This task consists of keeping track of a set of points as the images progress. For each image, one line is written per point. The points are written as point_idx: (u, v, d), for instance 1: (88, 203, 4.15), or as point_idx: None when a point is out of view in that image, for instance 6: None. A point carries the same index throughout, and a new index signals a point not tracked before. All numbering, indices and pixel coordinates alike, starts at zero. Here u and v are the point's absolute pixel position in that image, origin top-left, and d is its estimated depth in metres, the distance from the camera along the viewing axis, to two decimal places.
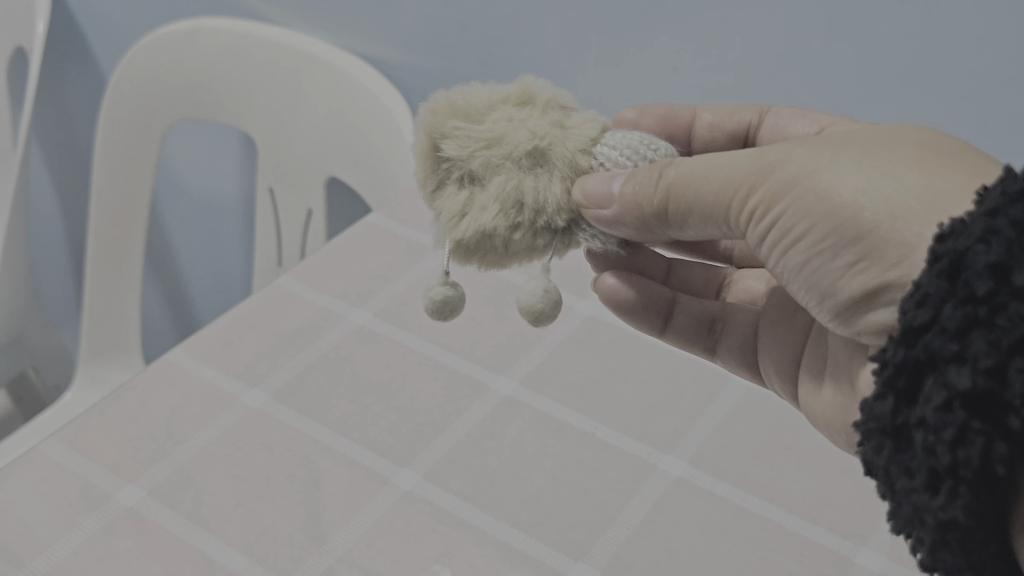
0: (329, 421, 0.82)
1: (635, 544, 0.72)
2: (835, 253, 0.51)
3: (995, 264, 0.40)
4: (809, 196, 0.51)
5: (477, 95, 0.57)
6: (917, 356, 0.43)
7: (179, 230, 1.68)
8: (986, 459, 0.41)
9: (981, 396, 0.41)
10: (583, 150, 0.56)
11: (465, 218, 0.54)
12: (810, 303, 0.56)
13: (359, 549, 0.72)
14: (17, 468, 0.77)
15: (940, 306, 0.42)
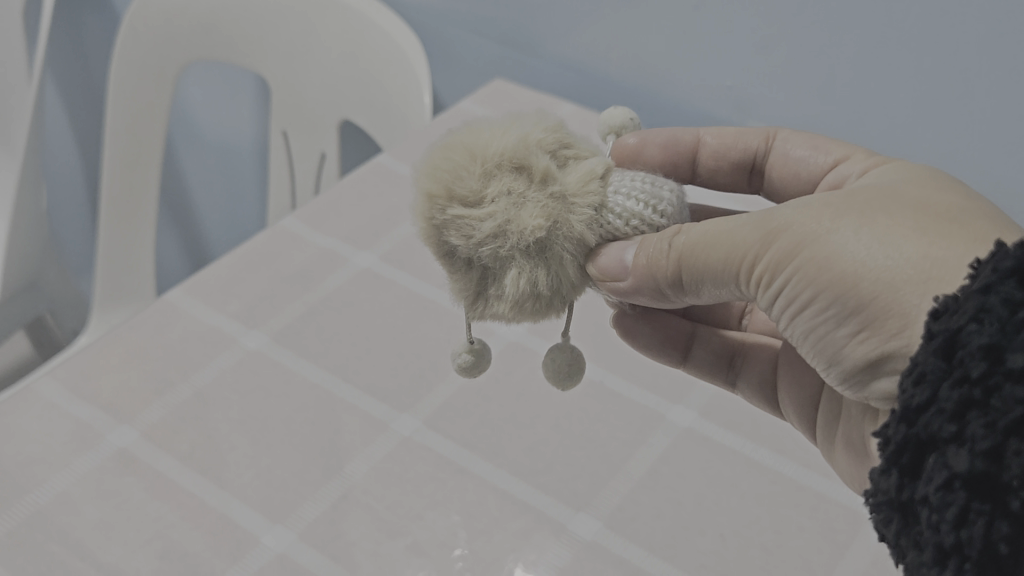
0: (329, 364, 0.80)
1: (640, 495, 0.69)
2: (838, 323, 0.47)
3: (988, 344, 0.36)
4: (809, 266, 0.47)
5: (474, 160, 0.49)
6: (918, 434, 0.39)
7: (196, 174, 1.66)
8: (989, 540, 0.36)
9: (981, 478, 0.37)
10: (594, 215, 0.50)
11: (481, 302, 0.51)
12: (818, 365, 0.52)
13: (355, 495, 0.70)
14: (11, 406, 0.76)
15: (937, 385, 0.38)
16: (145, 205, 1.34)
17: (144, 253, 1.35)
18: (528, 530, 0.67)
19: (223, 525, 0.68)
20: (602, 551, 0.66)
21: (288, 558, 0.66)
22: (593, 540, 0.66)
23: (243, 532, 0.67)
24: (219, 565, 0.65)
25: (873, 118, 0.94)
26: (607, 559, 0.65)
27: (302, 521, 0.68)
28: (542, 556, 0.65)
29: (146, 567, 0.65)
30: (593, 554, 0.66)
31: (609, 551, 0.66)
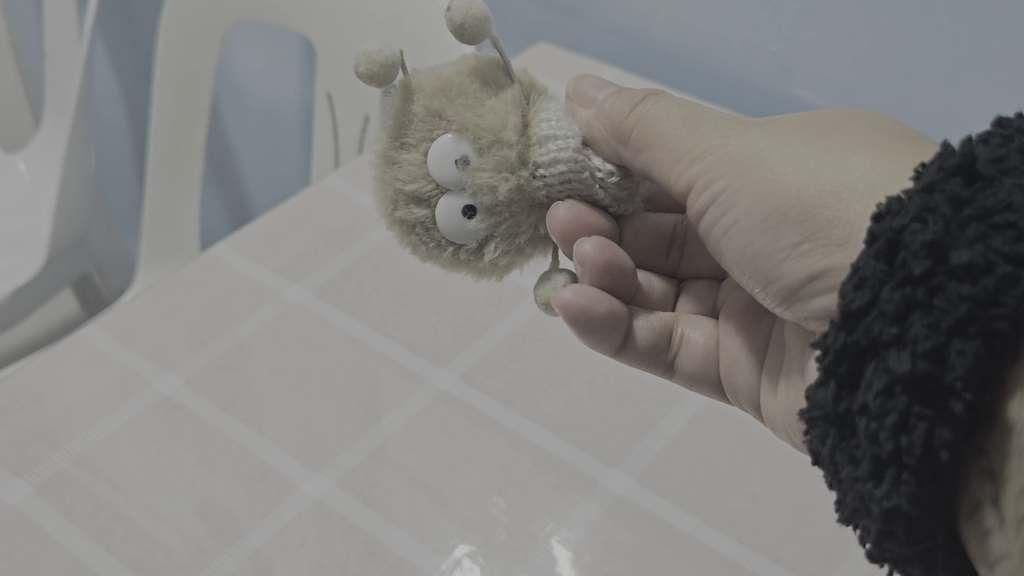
0: (368, 318, 0.81)
1: (672, 453, 0.70)
2: (780, 234, 0.49)
3: (932, 241, 0.37)
4: (755, 174, 0.50)
5: None
6: (858, 339, 0.40)
7: (243, 133, 1.68)
8: (928, 444, 0.37)
9: (923, 380, 0.37)
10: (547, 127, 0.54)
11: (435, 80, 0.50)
12: (754, 287, 0.53)
13: (392, 446, 0.71)
14: (61, 352, 0.78)
15: (879, 289, 0.39)
16: (191, 162, 1.36)
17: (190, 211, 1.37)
18: (560, 483, 0.68)
19: (263, 471, 0.69)
20: (633, 506, 0.67)
21: (326, 505, 0.67)
22: (625, 495, 0.67)
23: (282, 478, 0.69)
24: (259, 510, 0.67)
25: (920, 87, 0.93)
26: (637, 514, 0.66)
27: (339, 469, 0.70)
28: (574, 510, 0.67)
29: (188, 510, 0.67)
30: (625, 509, 0.66)
31: (640, 507, 0.67)
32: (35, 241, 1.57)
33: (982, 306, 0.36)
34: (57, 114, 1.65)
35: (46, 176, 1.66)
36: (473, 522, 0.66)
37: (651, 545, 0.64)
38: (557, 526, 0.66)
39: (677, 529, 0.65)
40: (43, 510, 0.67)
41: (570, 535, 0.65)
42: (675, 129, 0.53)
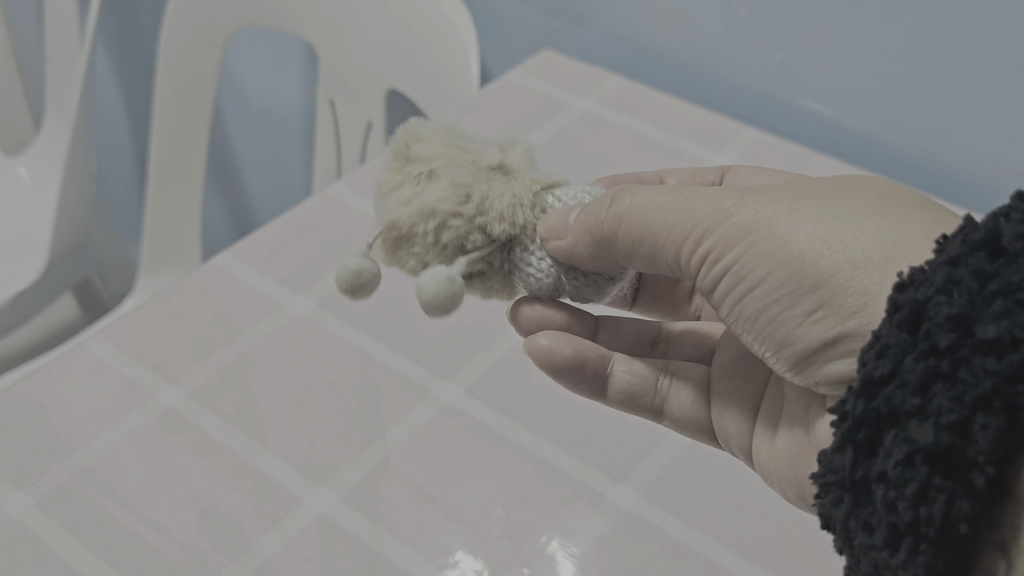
0: (372, 330, 0.80)
1: (679, 468, 0.70)
2: (794, 301, 0.48)
3: (957, 315, 0.37)
4: (766, 241, 0.48)
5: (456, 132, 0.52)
6: (878, 408, 0.39)
7: (244, 139, 1.67)
8: (947, 516, 0.37)
9: (945, 451, 0.37)
10: (541, 188, 0.52)
11: (412, 203, 0.47)
12: (760, 348, 0.52)
13: (396, 459, 0.70)
14: (63, 363, 0.78)
15: (901, 358, 0.39)
16: (192, 168, 1.35)
17: (191, 217, 1.37)
18: (566, 498, 0.68)
19: (267, 485, 0.69)
20: (639, 521, 0.66)
21: (329, 519, 0.67)
22: (631, 510, 0.67)
23: (286, 492, 0.68)
24: (262, 524, 0.66)
25: (926, 97, 0.92)
26: (644, 530, 0.66)
27: (344, 483, 0.69)
28: (580, 524, 0.66)
29: (191, 524, 0.66)
30: (631, 524, 0.66)
31: (647, 522, 0.66)
32: (34, 246, 1.57)
33: (1008, 381, 0.36)
34: (58, 119, 1.65)
35: (46, 180, 1.66)
36: (478, 537, 0.65)
37: (658, 560, 0.64)
38: (554, 536, 0.65)
39: (683, 544, 0.65)
40: (45, 524, 0.67)
41: (575, 549, 0.65)
42: (670, 209, 0.51)
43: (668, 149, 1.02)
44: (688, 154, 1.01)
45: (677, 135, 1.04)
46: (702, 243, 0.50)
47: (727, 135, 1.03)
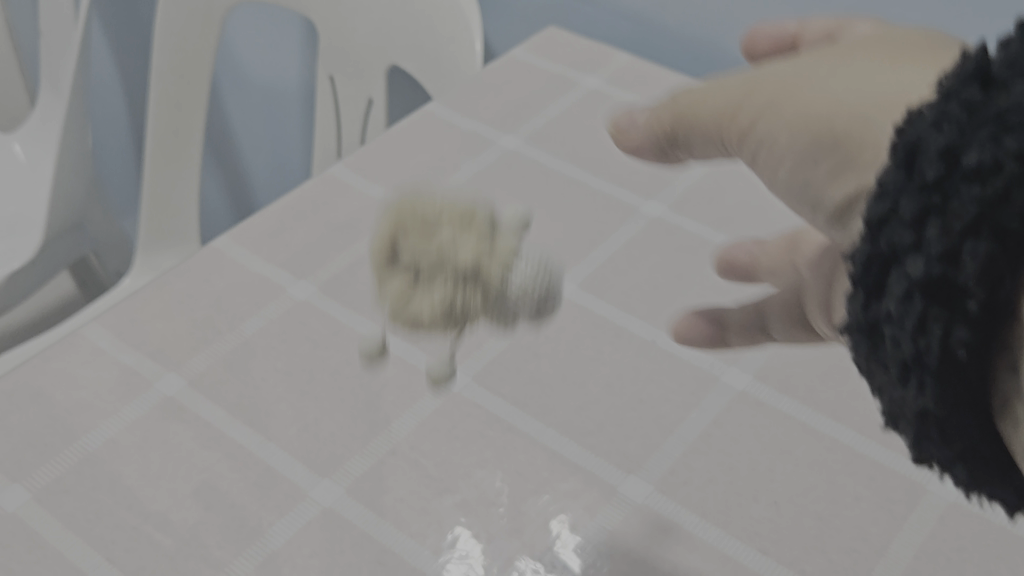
0: (376, 316, 0.78)
1: (692, 459, 0.68)
2: (815, 159, 0.39)
3: (943, 144, 0.32)
4: (779, 94, 0.40)
5: (433, 205, 0.68)
6: (876, 253, 0.35)
7: (244, 116, 1.64)
8: (946, 346, 0.33)
9: (939, 283, 0.33)
10: (505, 265, 0.64)
11: (410, 300, 0.65)
12: (804, 214, 0.43)
13: (402, 451, 0.69)
14: (60, 351, 0.76)
15: (897, 197, 0.34)
16: (189, 152, 1.33)
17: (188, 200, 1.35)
18: (577, 492, 0.66)
19: (270, 477, 0.67)
20: (652, 516, 0.65)
21: (334, 513, 0.65)
22: (643, 504, 0.65)
23: (290, 485, 0.67)
24: (266, 518, 0.65)
25: None
26: (657, 525, 0.64)
27: (349, 475, 0.67)
28: (591, 520, 0.65)
29: (193, 518, 0.65)
30: (644, 519, 0.64)
31: (660, 517, 0.65)
32: (30, 225, 1.55)
33: (995, 205, 0.31)
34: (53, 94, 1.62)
35: (41, 158, 1.63)
36: (488, 532, 0.64)
37: (672, 557, 0.62)
38: (564, 522, 0.64)
39: (697, 540, 0.63)
40: (43, 518, 0.65)
41: (586, 545, 0.63)
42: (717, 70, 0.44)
43: None
44: None
45: None
46: (735, 123, 0.42)
47: None
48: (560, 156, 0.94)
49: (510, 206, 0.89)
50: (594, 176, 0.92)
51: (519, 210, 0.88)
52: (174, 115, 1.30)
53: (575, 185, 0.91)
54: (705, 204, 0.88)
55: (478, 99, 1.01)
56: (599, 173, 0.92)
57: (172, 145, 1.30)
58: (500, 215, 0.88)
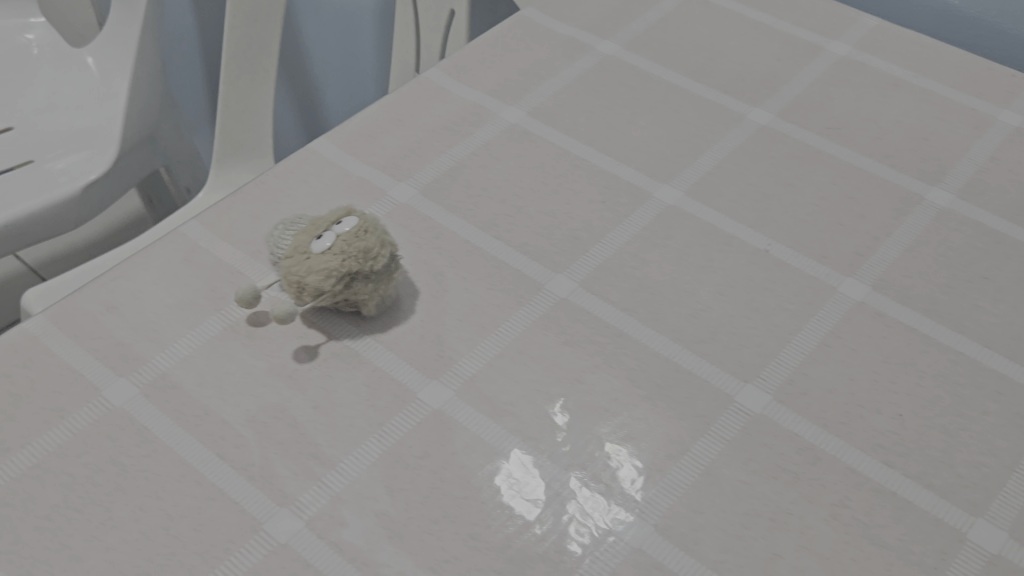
0: (478, 220, 0.77)
1: (811, 368, 0.66)
2: None
3: None
4: None
5: (335, 248, 0.67)
6: None
7: (318, 38, 1.61)
8: None
9: None
10: (319, 286, 0.66)
11: (293, 283, 0.67)
12: None
13: (510, 355, 0.67)
14: (160, 251, 0.75)
15: None
16: (262, 68, 1.30)
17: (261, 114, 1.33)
18: (692, 399, 0.64)
19: (378, 379, 0.66)
20: (770, 426, 0.63)
21: (445, 414, 0.64)
22: (761, 413, 0.63)
23: (399, 386, 0.66)
24: (375, 419, 0.64)
25: None
26: (776, 435, 0.62)
27: (459, 378, 0.66)
28: (709, 428, 0.63)
29: (302, 417, 0.64)
30: (762, 429, 0.62)
31: (778, 427, 0.63)
32: (104, 137, 1.48)
33: None
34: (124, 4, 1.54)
35: (114, 72, 1.56)
36: (602, 438, 0.62)
37: (793, 466, 0.61)
38: (621, 447, 0.62)
39: (818, 451, 0.61)
40: (151, 414, 0.64)
41: (703, 453, 0.61)
42: None
43: (785, 36, 0.93)
44: (805, 43, 0.92)
45: (793, 25, 0.94)
46: None
47: (845, 22, 0.94)
48: (663, 63, 0.90)
49: (611, 111, 0.86)
50: (698, 85, 0.88)
51: (621, 114, 0.85)
52: (252, 24, 1.25)
53: (680, 92, 0.87)
54: (816, 114, 0.84)
55: (573, 2, 0.98)
56: (701, 80, 0.88)
57: (248, 57, 1.27)
58: (601, 119, 0.85)
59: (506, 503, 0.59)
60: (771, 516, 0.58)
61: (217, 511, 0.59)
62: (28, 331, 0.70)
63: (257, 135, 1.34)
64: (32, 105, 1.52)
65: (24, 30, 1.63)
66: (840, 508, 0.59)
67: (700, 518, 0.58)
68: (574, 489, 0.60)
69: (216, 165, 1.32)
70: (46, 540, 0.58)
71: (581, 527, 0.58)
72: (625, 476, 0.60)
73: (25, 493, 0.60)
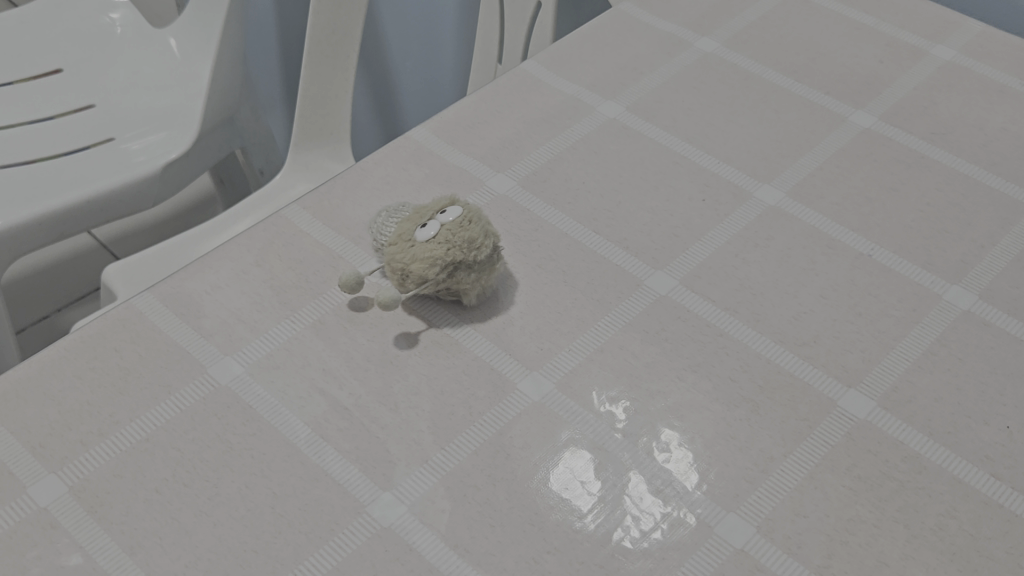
0: (578, 213, 0.77)
1: (916, 376, 0.65)
2: None
3: None
4: None
5: (440, 237, 0.67)
6: None
7: (395, 32, 1.58)
8: None
9: None
10: (424, 274, 0.67)
11: (398, 269, 0.68)
12: None
13: (611, 349, 0.68)
14: (264, 233, 0.76)
15: None
16: (345, 53, 1.25)
17: (343, 101, 1.28)
18: (794, 402, 0.64)
19: (477, 368, 0.67)
20: (875, 433, 0.62)
21: (545, 407, 0.64)
22: (866, 419, 0.63)
23: (499, 376, 0.66)
24: (475, 408, 0.64)
25: None
26: (881, 442, 0.62)
27: (558, 371, 0.66)
28: (812, 431, 0.62)
29: (404, 402, 0.65)
30: (866, 435, 0.62)
31: (883, 433, 0.62)
32: (184, 121, 1.45)
33: None
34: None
35: (193, 55, 1.53)
36: (705, 436, 0.62)
37: (899, 474, 0.60)
38: (685, 447, 0.62)
39: (924, 460, 0.61)
40: (257, 393, 0.65)
41: (807, 457, 0.61)
42: None
43: (887, 39, 0.93)
44: (908, 46, 0.92)
45: (895, 26, 0.94)
46: None
47: (948, 28, 0.94)
48: (762, 63, 0.90)
49: (710, 109, 0.86)
50: (797, 84, 0.88)
51: (721, 114, 0.85)
52: (336, 9, 1.21)
53: (779, 92, 0.87)
54: (920, 118, 0.84)
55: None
56: (802, 81, 0.88)
57: (331, 43, 1.23)
58: (700, 117, 0.85)
59: (559, 490, 0.60)
60: (876, 524, 0.58)
61: (321, 492, 0.60)
62: (136, 307, 0.71)
63: (337, 121, 1.30)
64: (116, 84, 1.51)
65: (109, 9, 1.59)
66: (946, 518, 0.58)
67: (804, 522, 0.58)
68: (631, 483, 0.60)
69: (293, 151, 1.29)
70: (155, 513, 0.59)
71: (629, 520, 0.58)
72: (682, 477, 0.60)
73: (134, 466, 0.61)
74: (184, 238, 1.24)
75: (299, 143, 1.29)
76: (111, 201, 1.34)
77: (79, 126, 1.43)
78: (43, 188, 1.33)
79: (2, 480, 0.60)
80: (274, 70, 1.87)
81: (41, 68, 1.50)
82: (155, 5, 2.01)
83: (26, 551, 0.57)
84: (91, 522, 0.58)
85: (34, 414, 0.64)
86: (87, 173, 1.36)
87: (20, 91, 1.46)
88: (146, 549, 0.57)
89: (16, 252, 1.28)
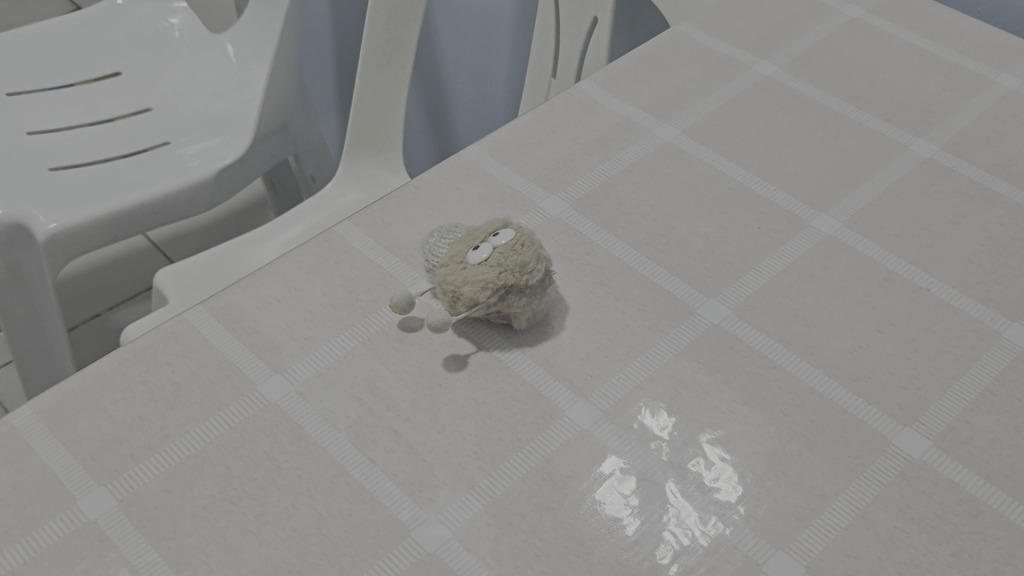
0: (632, 238, 0.76)
1: (974, 417, 0.64)
2: None
3: None
4: None
5: (492, 260, 0.67)
6: None
7: (450, 46, 1.58)
8: None
9: None
10: (477, 296, 0.66)
11: (451, 290, 0.67)
12: None
13: (660, 378, 0.67)
14: (316, 249, 0.77)
15: None
16: (400, 63, 1.25)
17: (395, 110, 1.28)
18: (848, 439, 0.63)
19: (526, 393, 0.66)
20: (929, 473, 0.61)
21: (593, 436, 0.63)
22: (920, 459, 0.62)
23: (547, 402, 0.66)
24: (523, 434, 0.64)
25: None
26: (936, 483, 0.61)
27: (608, 399, 0.66)
28: (864, 470, 0.61)
29: (451, 424, 0.64)
30: (920, 476, 0.61)
31: (937, 474, 0.61)
32: (238, 126, 1.46)
33: None
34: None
35: (249, 61, 1.54)
36: (755, 470, 0.61)
37: (953, 518, 0.59)
38: (736, 480, 0.61)
39: (981, 503, 0.59)
40: (306, 412, 0.65)
41: (859, 496, 0.60)
42: None
43: (950, 66, 0.91)
44: (971, 73, 0.91)
45: (958, 52, 0.93)
46: None
47: (1015, 55, 0.92)
48: (821, 88, 0.89)
49: (768, 134, 0.85)
50: (857, 111, 0.87)
51: (779, 139, 0.84)
52: (392, 16, 1.21)
53: (838, 118, 0.86)
54: (983, 148, 0.83)
55: (731, 21, 0.97)
56: (861, 108, 0.87)
57: (386, 52, 1.23)
58: (757, 142, 0.84)
59: (608, 519, 0.59)
60: (929, 568, 0.56)
61: (366, 515, 0.60)
62: (188, 322, 0.71)
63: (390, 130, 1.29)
64: (173, 88, 1.52)
65: (169, 14, 1.61)
66: (1002, 565, 0.56)
67: (855, 562, 0.57)
68: (679, 515, 0.59)
69: (346, 159, 1.29)
70: (201, 530, 0.59)
71: (678, 553, 0.58)
72: (732, 510, 0.59)
73: (182, 481, 0.61)
74: (238, 241, 1.25)
75: (352, 151, 1.29)
76: (166, 205, 1.35)
77: (136, 129, 1.45)
78: (98, 189, 1.34)
79: (53, 492, 0.61)
80: (329, 77, 1.88)
81: (101, 70, 1.52)
82: (215, 9, 2.03)
83: (74, 564, 0.57)
84: (139, 537, 0.59)
85: (87, 426, 0.65)
86: (143, 174, 1.37)
87: (79, 95, 1.48)
88: (191, 565, 0.57)
89: (71, 254, 1.29)
